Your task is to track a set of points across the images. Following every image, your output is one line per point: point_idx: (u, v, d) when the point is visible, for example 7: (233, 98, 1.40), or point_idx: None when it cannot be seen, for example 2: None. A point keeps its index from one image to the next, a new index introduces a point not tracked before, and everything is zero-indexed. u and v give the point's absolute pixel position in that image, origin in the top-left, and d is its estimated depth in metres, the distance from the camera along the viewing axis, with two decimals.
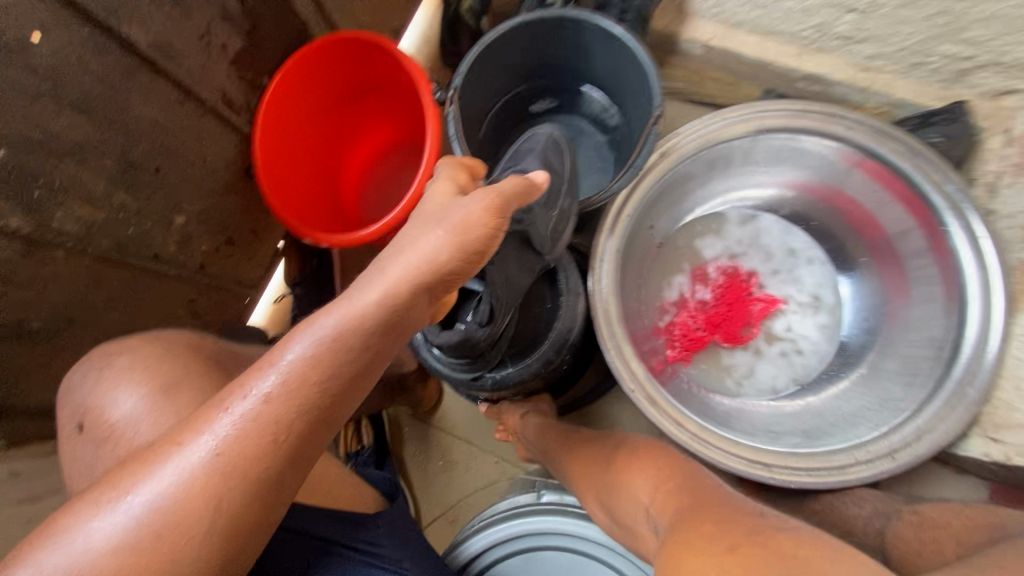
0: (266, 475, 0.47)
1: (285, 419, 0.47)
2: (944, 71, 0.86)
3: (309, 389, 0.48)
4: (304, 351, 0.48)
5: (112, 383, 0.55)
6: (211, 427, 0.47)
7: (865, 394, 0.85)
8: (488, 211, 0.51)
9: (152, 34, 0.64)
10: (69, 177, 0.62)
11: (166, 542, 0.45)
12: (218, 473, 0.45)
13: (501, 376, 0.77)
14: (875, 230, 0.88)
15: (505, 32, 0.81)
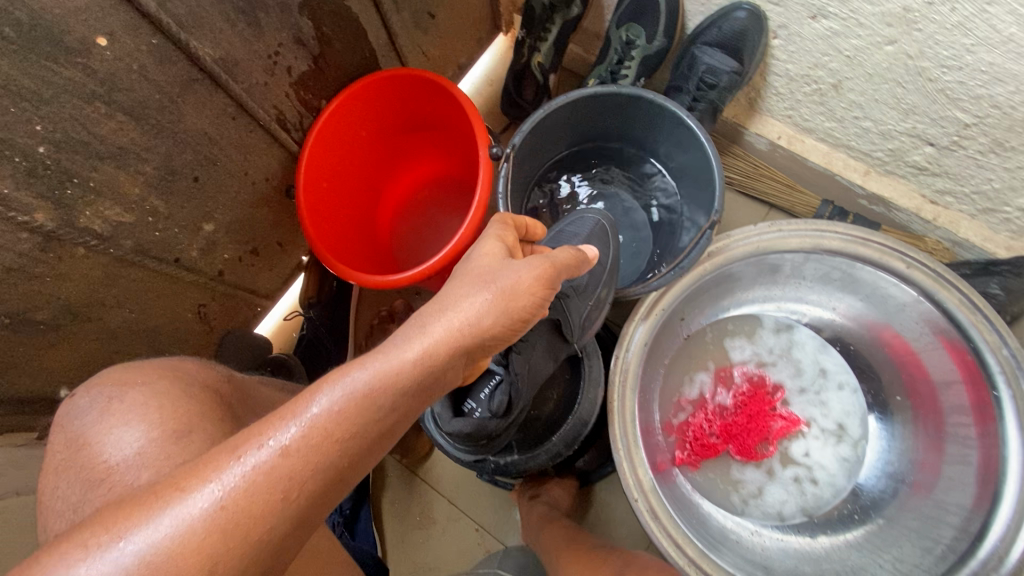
0: (269, 544, 0.35)
1: (304, 483, 0.36)
2: (1018, 223, 0.83)
3: (332, 448, 0.37)
4: (337, 399, 0.38)
5: (118, 415, 0.43)
6: (219, 474, 0.35)
7: (878, 548, 0.80)
8: (539, 280, 0.46)
9: (221, 50, 0.62)
10: (104, 178, 0.60)
11: None
12: (213, 542, 0.33)
13: (505, 461, 0.76)
14: (916, 374, 0.83)
15: (573, 100, 0.79)
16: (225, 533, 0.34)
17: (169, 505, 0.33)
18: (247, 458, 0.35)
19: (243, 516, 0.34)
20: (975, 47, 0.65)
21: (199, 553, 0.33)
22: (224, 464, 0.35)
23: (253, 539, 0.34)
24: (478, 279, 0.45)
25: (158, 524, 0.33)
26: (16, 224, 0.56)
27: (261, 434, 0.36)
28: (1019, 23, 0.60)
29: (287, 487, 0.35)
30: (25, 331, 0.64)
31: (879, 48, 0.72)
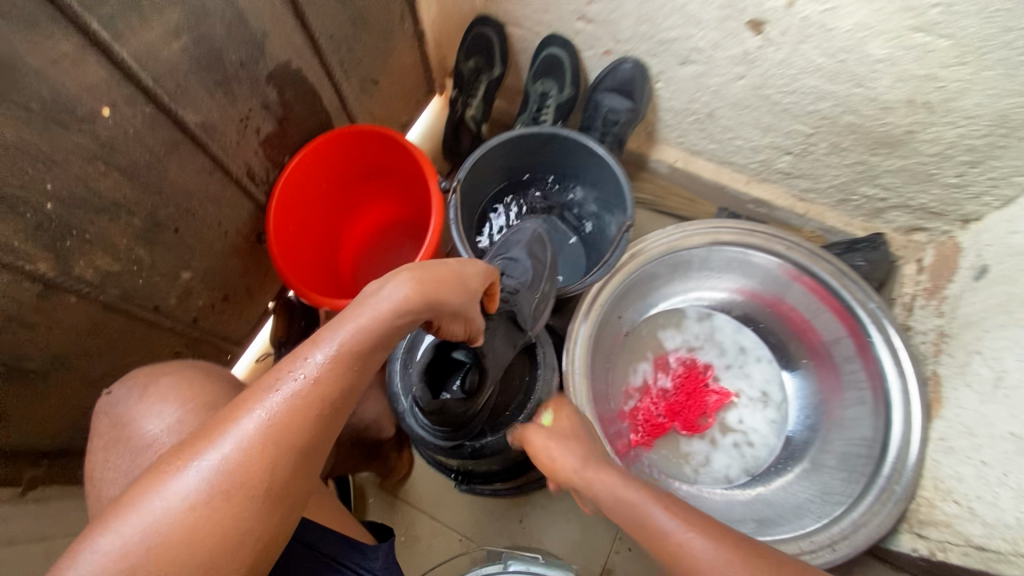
0: (316, 444, 0.45)
1: (332, 399, 0.45)
2: (866, 208, 1.04)
3: (352, 367, 0.46)
4: (342, 334, 0.46)
5: (156, 398, 0.55)
6: (265, 400, 0.44)
7: (807, 487, 0.92)
8: (450, 286, 0.53)
9: (202, 116, 0.73)
10: (99, 230, 0.69)
11: (228, 508, 0.42)
12: (271, 451, 0.43)
13: (480, 444, 0.81)
14: (813, 338, 0.99)
15: (504, 141, 0.94)
16: (279, 440, 0.43)
17: (230, 429, 0.43)
18: (284, 385, 0.44)
19: (290, 427, 0.43)
20: (799, 75, 0.86)
21: (261, 459, 0.42)
22: (264, 395, 0.44)
23: (302, 445, 0.44)
24: (429, 270, 0.51)
25: (224, 444, 0.42)
26: (20, 274, 0.62)
27: (289, 367, 0.45)
28: (822, 55, 0.81)
29: (318, 403, 0.44)
30: (17, 380, 0.68)
31: (734, 82, 0.93)
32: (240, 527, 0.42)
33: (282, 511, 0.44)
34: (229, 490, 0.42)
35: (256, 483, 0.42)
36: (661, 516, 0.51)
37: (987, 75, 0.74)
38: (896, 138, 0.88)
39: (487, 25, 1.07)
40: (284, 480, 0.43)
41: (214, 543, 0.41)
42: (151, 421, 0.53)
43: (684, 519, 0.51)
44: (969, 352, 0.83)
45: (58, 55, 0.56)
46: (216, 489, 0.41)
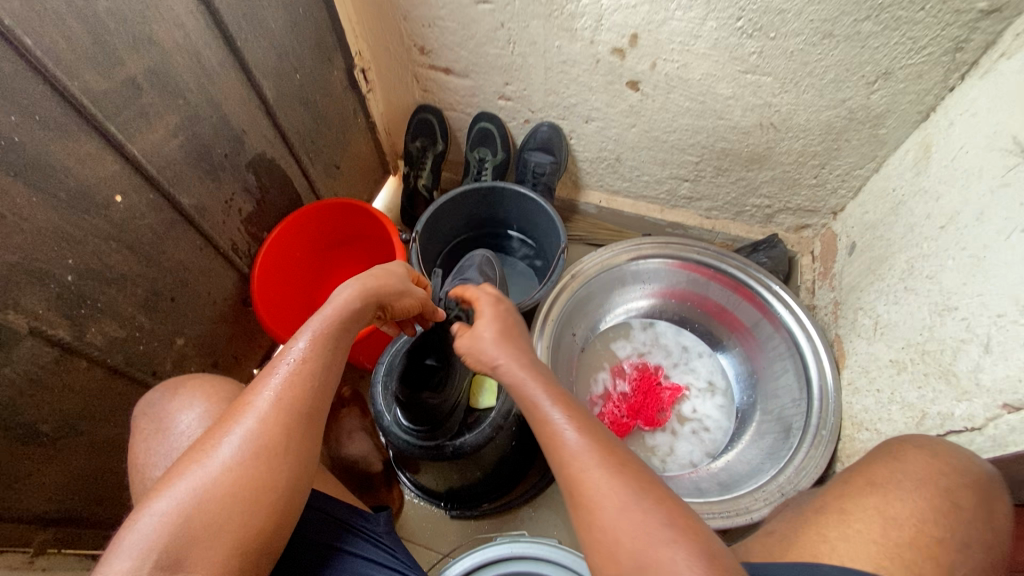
0: (316, 409, 0.57)
1: (322, 371, 0.57)
2: (759, 216, 1.26)
3: (331, 347, 0.59)
4: (317, 324, 0.59)
5: (184, 400, 0.68)
6: (267, 383, 0.55)
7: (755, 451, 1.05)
8: (386, 275, 0.67)
9: (194, 200, 0.88)
10: (109, 299, 0.80)
11: (257, 466, 0.52)
12: (283, 418, 0.54)
13: (460, 442, 0.88)
14: (739, 326, 1.15)
15: (450, 198, 1.12)
16: (289, 407, 0.55)
17: (247, 409, 0.54)
18: (280, 369, 0.56)
19: (294, 397, 0.55)
20: (675, 118, 1.09)
21: (275, 423, 0.54)
22: (266, 380, 0.55)
23: (305, 412, 0.55)
24: (367, 273, 0.66)
25: (245, 420, 0.53)
26: (43, 339, 0.72)
27: (283, 355, 0.57)
28: (688, 100, 1.04)
29: (309, 376, 0.56)
30: (32, 444, 0.74)
31: (629, 130, 1.15)
32: (269, 478, 0.52)
33: (299, 465, 0.55)
34: (256, 452, 0.52)
35: (276, 442, 0.53)
36: (547, 408, 0.55)
37: (806, 97, 0.97)
38: (760, 155, 1.11)
39: (427, 111, 1.29)
40: (297, 440, 0.55)
41: (251, 494, 0.52)
42: (183, 414, 0.66)
43: (569, 418, 0.54)
44: (855, 311, 1.00)
45: (84, 154, 0.70)
46: (246, 453, 0.52)
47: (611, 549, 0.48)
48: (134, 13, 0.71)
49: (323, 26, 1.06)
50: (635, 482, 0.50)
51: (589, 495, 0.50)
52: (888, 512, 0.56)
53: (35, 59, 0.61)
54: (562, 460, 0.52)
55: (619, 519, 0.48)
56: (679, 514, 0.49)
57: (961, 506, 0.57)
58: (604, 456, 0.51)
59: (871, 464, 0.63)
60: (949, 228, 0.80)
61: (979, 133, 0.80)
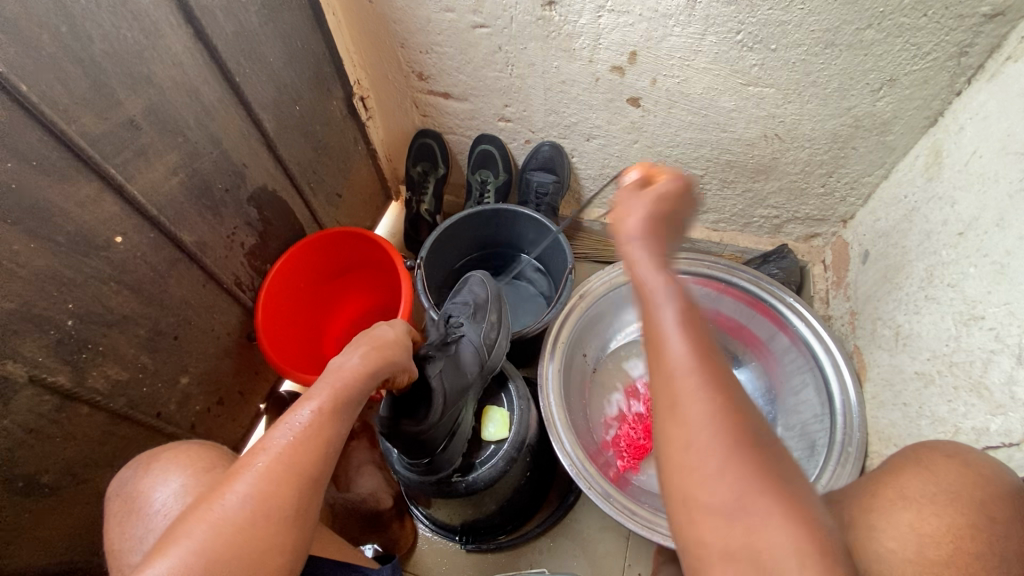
0: (322, 471, 0.54)
1: (330, 431, 0.55)
2: (767, 226, 1.24)
3: (341, 407, 0.57)
4: (328, 385, 0.57)
5: (159, 472, 0.66)
6: (272, 441, 0.52)
7: None
8: (396, 341, 0.68)
9: (196, 236, 0.87)
10: (110, 342, 0.78)
11: (258, 530, 0.49)
12: (286, 479, 0.51)
13: (472, 476, 0.86)
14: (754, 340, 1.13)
15: (453, 222, 1.11)
16: (293, 468, 0.51)
17: (248, 467, 0.51)
18: (287, 426, 0.53)
19: (300, 457, 0.52)
20: (678, 132, 1.08)
21: (278, 486, 0.50)
22: (270, 438, 0.52)
23: (311, 474, 0.52)
24: (377, 338, 0.66)
25: (246, 481, 0.50)
26: (43, 388, 0.70)
27: (291, 414, 0.54)
28: (690, 114, 1.03)
29: (317, 437, 0.53)
30: (33, 496, 0.72)
31: (631, 146, 1.14)
32: (270, 542, 0.49)
33: (300, 528, 0.52)
34: (256, 515, 0.49)
35: (277, 506, 0.50)
36: (662, 313, 0.47)
37: (811, 107, 0.96)
38: (766, 166, 1.09)
39: (428, 136, 1.28)
40: (301, 501, 0.51)
41: (250, 558, 0.49)
42: (159, 489, 0.65)
43: (685, 330, 0.45)
44: (874, 321, 0.97)
45: (83, 197, 0.69)
46: (246, 516, 0.49)
47: (697, 478, 0.41)
48: (130, 52, 0.70)
49: (321, 56, 1.06)
50: (743, 420, 0.42)
51: (689, 414, 0.42)
52: (922, 532, 0.45)
53: (31, 105, 0.60)
54: (666, 372, 0.44)
55: (719, 451, 0.41)
56: (784, 470, 0.41)
57: (999, 522, 0.44)
58: (715, 381, 0.43)
59: (901, 471, 0.51)
60: (968, 233, 0.78)
61: (992, 136, 0.78)
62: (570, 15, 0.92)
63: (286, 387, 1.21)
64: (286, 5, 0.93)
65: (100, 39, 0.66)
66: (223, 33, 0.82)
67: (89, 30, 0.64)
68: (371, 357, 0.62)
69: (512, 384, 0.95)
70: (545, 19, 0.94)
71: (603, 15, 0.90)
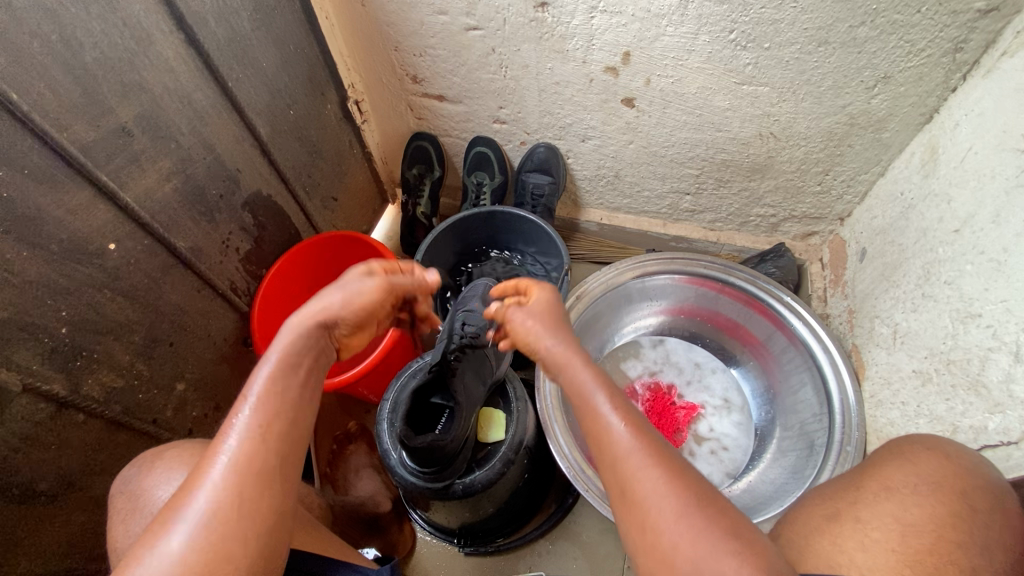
0: (278, 466, 0.52)
1: (276, 424, 0.53)
2: (764, 225, 1.23)
3: (284, 396, 0.55)
4: (266, 374, 0.55)
5: (162, 469, 0.67)
6: (221, 448, 0.51)
7: (780, 468, 1.02)
8: (347, 301, 0.62)
9: (190, 242, 0.87)
10: (105, 349, 0.78)
11: (223, 536, 0.48)
12: (242, 479, 0.50)
13: (469, 479, 0.85)
14: (752, 340, 1.12)
15: (449, 225, 1.11)
16: (248, 469, 0.50)
17: (201, 478, 0.50)
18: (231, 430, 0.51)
19: (251, 457, 0.51)
20: (673, 132, 1.07)
21: (233, 490, 0.49)
22: (220, 444, 0.51)
23: (265, 470, 0.51)
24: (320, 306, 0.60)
25: (200, 491, 0.49)
26: (37, 396, 0.70)
27: (233, 414, 0.52)
28: (685, 114, 1.03)
29: (265, 431, 0.52)
30: (29, 503, 0.71)
31: (627, 146, 1.14)
32: (232, 549, 0.48)
33: (263, 526, 0.50)
34: (218, 523, 0.48)
35: (233, 511, 0.49)
36: (593, 400, 0.55)
37: (806, 105, 0.95)
38: (762, 165, 1.09)
39: (423, 139, 1.28)
40: (262, 498, 0.51)
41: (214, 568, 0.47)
42: (161, 487, 0.65)
43: (618, 412, 0.53)
44: (872, 319, 0.97)
45: (76, 205, 0.69)
46: (208, 525, 0.48)
47: (661, 554, 0.46)
48: (121, 59, 0.70)
49: (315, 61, 1.06)
50: (690, 487, 0.48)
51: (641, 486, 0.49)
52: (907, 519, 0.52)
53: (21, 114, 0.60)
54: (612, 456, 0.51)
55: (675, 521, 0.46)
56: (734, 522, 0.47)
57: (979, 511, 0.53)
58: (656, 456, 0.50)
59: (885, 464, 0.58)
60: (965, 231, 0.77)
61: (988, 132, 0.78)
62: (563, 16, 0.91)
63: None
64: (279, 9, 0.93)
65: (91, 46, 0.66)
66: (215, 38, 0.82)
67: (80, 37, 0.64)
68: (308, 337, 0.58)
69: (509, 386, 0.94)
70: (538, 21, 0.94)
71: (596, 15, 0.90)
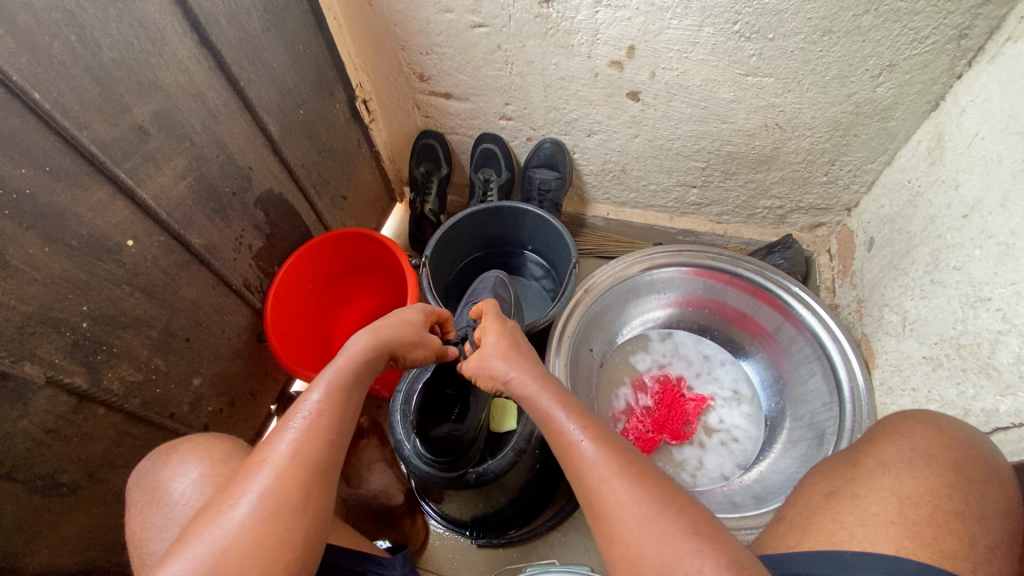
0: (332, 460, 0.55)
1: (335, 421, 0.57)
2: (770, 217, 1.24)
3: (342, 399, 0.59)
4: (329, 375, 0.60)
5: (180, 461, 0.69)
6: (282, 435, 0.54)
7: (792, 458, 1.02)
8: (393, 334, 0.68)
9: (205, 240, 0.89)
10: (123, 343, 0.79)
11: (281, 517, 0.50)
12: (303, 467, 0.52)
13: (482, 468, 0.86)
14: (761, 331, 1.12)
15: (457, 220, 1.12)
16: (310, 456, 0.53)
17: (261, 465, 0.52)
18: (293, 421, 0.55)
19: (313, 445, 0.54)
20: (678, 125, 1.08)
21: (293, 479, 0.51)
22: (282, 432, 0.54)
23: (326, 461, 0.54)
24: (384, 325, 0.68)
25: (261, 475, 0.51)
26: (60, 389, 0.72)
27: (296, 409, 0.56)
28: (690, 107, 1.04)
29: (327, 427, 0.56)
30: (51, 495, 0.73)
31: (632, 140, 1.14)
32: (286, 536, 0.49)
33: (318, 514, 0.52)
34: (278, 504, 0.50)
35: (292, 497, 0.51)
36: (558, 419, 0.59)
37: (811, 95, 0.96)
38: (768, 156, 1.09)
39: (430, 137, 1.30)
40: (318, 486, 0.53)
41: (268, 553, 0.48)
42: (179, 479, 0.67)
43: (582, 426, 0.57)
44: (880, 308, 0.97)
45: (95, 201, 0.71)
46: (269, 504, 0.50)
47: (631, 563, 0.48)
48: (138, 60, 0.72)
49: (324, 61, 1.07)
50: (655, 491, 0.50)
51: (608, 498, 0.51)
52: (903, 492, 0.54)
53: (43, 112, 0.62)
54: (579, 471, 0.54)
55: (638, 529, 0.48)
56: (697, 519, 0.49)
57: (975, 482, 0.54)
58: (619, 464, 0.53)
59: (880, 441, 0.60)
60: (973, 216, 0.77)
61: (994, 118, 0.78)
62: (567, 11, 0.92)
63: (296, 388, 1.23)
64: (289, 10, 0.95)
65: (110, 47, 0.68)
66: (227, 39, 0.84)
67: (98, 38, 0.66)
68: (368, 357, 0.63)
69: None
70: (543, 16, 0.95)
71: (600, 10, 0.91)
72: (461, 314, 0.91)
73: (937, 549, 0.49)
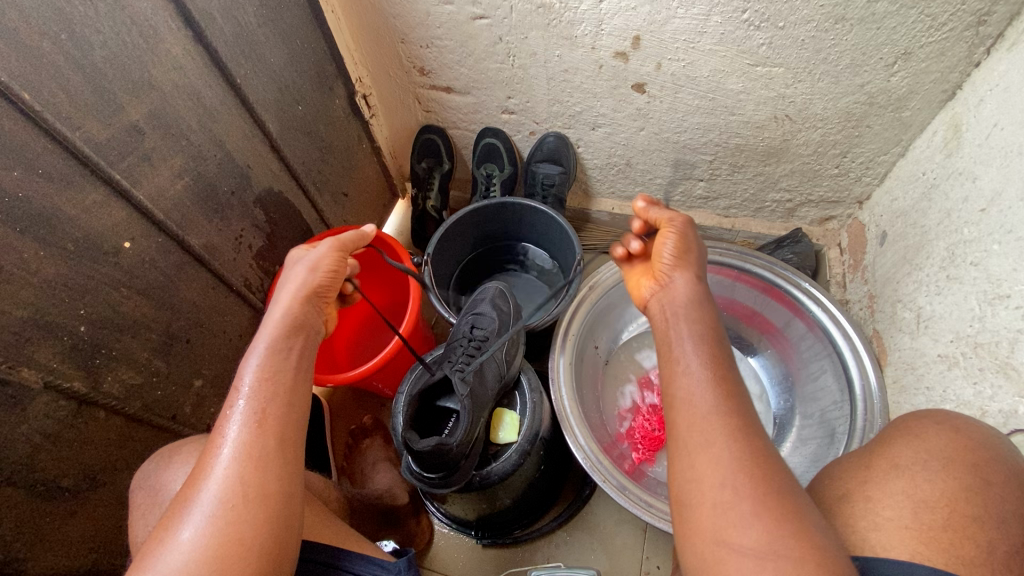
0: (278, 454, 0.54)
1: (271, 411, 0.54)
2: (780, 211, 1.21)
3: (271, 386, 0.56)
4: (255, 360, 0.57)
5: (181, 461, 0.69)
6: (223, 442, 0.53)
7: (801, 457, 1.01)
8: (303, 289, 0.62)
9: (204, 240, 0.88)
10: (123, 347, 0.79)
11: (233, 521, 0.50)
12: (246, 466, 0.52)
13: (485, 471, 0.85)
14: (770, 327, 1.10)
15: (458, 218, 1.10)
16: (251, 456, 0.52)
17: (207, 473, 0.52)
18: (228, 424, 0.53)
19: (250, 445, 0.52)
20: (685, 117, 1.05)
21: (239, 479, 0.51)
22: (221, 437, 0.53)
23: (270, 456, 0.53)
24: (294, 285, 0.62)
25: (207, 483, 0.51)
26: (59, 394, 0.71)
27: (229, 410, 0.54)
28: (698, 98, 1.01)
29: (262, 421, 0.54)
30: (52, 500, 0.73)
31: (638, 133, 1.12)
32: (244, 535, 0.50)
33: (273, 507, 0.52)
34: (228, 509, 0.50)
35: (238, 497, 0.50)
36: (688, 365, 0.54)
37: (822, 85, 0.93)
38: (777, 149, 1.07)
39: (432, 132, 1.27)
40: (267, 481, 0.52)
41: (227, 555, 0.49)
42: (180, 481, 0.66)
43: (711, 382, 0.52)
44: (894, 304, 0.94)
45: (90, 203, 0.69)
46: (219, 512, 0.50)
47: (722, 511, 0.46)
48: (130, 58, 0.70)
49: (322, 55, 1.05)
50: (762, 463, 0.48)
51: (714, 449, 0.48)
52: (917, 496, 0.52)
53: (34, 113, 0.61)
54: (692, 417, 0.51)
55: (742, 486, 0.46)
56: (795, 501, 0.46)
57: (994, 485, 0.53)
58: (738, 427, 0.49)
59: (892, 442, 0.58)
60: (991, 210, 0.75)
61: (1013, 108, 0.75)
62: (570, 1, 0.90)
63: None
64: (285, 4, 0.93)
65: (100, 45, 0.66)
66: (223, 35, 0.82)
67: (89, 36, 0.65)
68: (288, 320, 0.59)
69: (523, 379, 0.93)
70: (545, 7, 0.92)
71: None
72: (455, 326, 0.90)
73: (954, 555, 0.48)
